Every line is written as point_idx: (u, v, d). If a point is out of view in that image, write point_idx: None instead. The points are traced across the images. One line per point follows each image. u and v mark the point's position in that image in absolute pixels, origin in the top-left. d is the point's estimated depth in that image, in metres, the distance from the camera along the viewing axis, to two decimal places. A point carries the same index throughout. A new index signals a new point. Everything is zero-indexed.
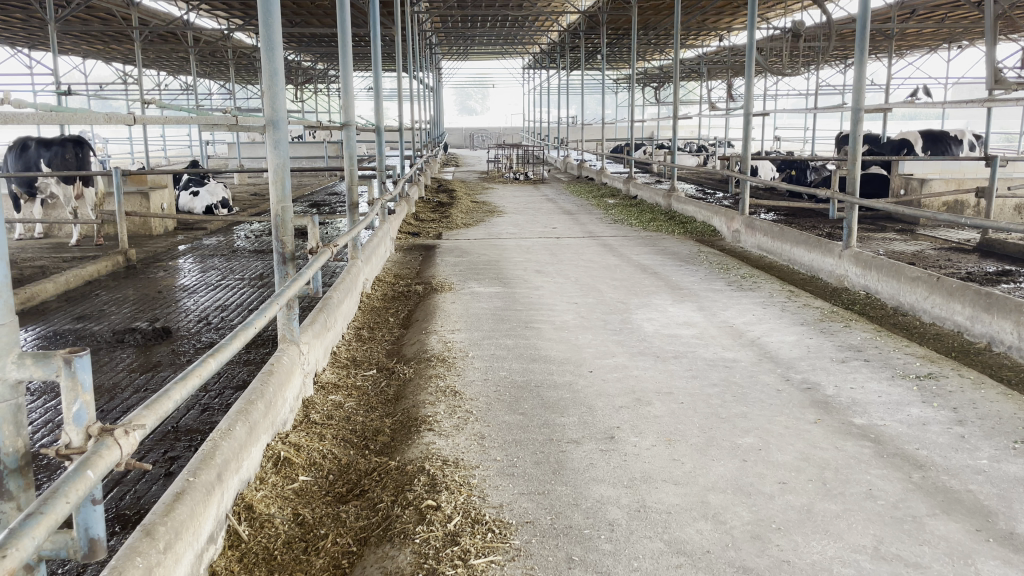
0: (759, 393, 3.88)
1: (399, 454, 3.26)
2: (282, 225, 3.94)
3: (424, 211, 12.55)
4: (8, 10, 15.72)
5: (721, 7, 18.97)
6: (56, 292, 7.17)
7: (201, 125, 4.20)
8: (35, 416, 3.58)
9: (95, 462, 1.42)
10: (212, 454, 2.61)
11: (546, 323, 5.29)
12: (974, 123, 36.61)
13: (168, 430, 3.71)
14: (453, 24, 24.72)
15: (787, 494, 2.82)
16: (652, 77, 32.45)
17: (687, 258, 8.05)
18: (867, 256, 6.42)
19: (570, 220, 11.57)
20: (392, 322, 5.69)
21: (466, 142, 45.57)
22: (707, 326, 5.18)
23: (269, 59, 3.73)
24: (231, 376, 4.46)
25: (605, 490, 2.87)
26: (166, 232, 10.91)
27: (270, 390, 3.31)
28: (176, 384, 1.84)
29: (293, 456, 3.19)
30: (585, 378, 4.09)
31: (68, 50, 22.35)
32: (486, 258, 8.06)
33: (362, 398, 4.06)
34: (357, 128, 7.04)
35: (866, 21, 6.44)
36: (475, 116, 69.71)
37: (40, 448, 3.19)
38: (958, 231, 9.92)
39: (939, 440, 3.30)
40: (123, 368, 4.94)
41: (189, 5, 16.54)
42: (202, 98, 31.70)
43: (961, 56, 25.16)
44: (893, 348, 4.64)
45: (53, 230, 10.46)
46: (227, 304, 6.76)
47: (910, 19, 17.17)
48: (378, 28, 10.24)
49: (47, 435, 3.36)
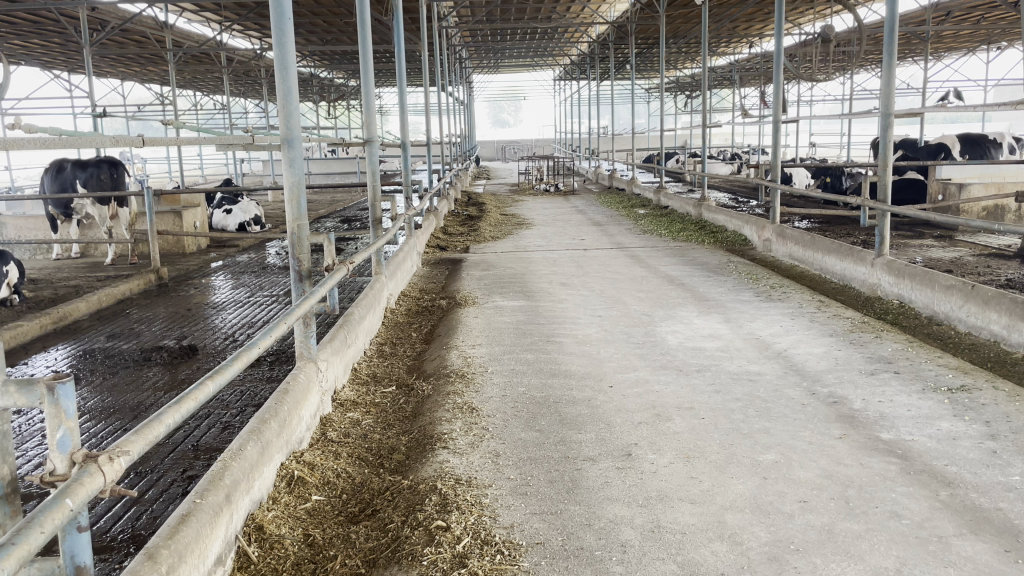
0: (783, 407, 3.78)
1: (412, 473, 3.23)
2: (298, 242, 3.94)
3: (453, 224, 12.57)
4: (46, 35, 16.13)
5: (751, 14, 18.82)
6: (89, 311, 7.29)
7: (220, 145, 4.24)
8: (36, 444, 3.60)
9: (75, 490, 1.43)
10: (220, 475, 2.60)
11: (568, 337, 5.23)
12: (1016, 127, 35.93)
13: (187, 449, 3.72)
14: (483, 38, 24.88)
15: (807, 513, 2.73)
16: (683, 86, 32.28)
17: (716, 268, 7.94)
18: (900, 264, 6.28)
19: (598, 232, 11.52)
20: (415, 337, 5.67)
21: (498, 154, 45.71)
22: (732, 338, 5.09)
23: (282, 77, 3.73)
24: (254, 393, 4.47)
25: (620, 510, 2.80)
26: (200, 250, 11.05)
27: (284, 408, 3.30)
28: (169, 408, 1.86)
29: (306, 475, 3.18)
30: (604, 394, 4.02)
31: (106, 73, 22.86)
32: (512, 272, 8.03)
33: (380, 416, 4.04)
34: (380, 144, 7.06)
35: (895, 26, 6.30)
36: (508, 129, 69.98)
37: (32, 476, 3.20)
38: (998, 237, 9.67)
39: (970, 456, 3.18)
40: (149, 387, 4.99)
41: (221, 27, 16.82)
42: (237, 117, 32.22)
43: (1002, 58, 24.57)
44: (925, 359, 4.50)
45: (89, 250, 10.66)
46: (254, 321, 6.80)
47: (946, 21, 16.84)
48: (404, 43, 10.28)
49: (37, 464, 3.36)
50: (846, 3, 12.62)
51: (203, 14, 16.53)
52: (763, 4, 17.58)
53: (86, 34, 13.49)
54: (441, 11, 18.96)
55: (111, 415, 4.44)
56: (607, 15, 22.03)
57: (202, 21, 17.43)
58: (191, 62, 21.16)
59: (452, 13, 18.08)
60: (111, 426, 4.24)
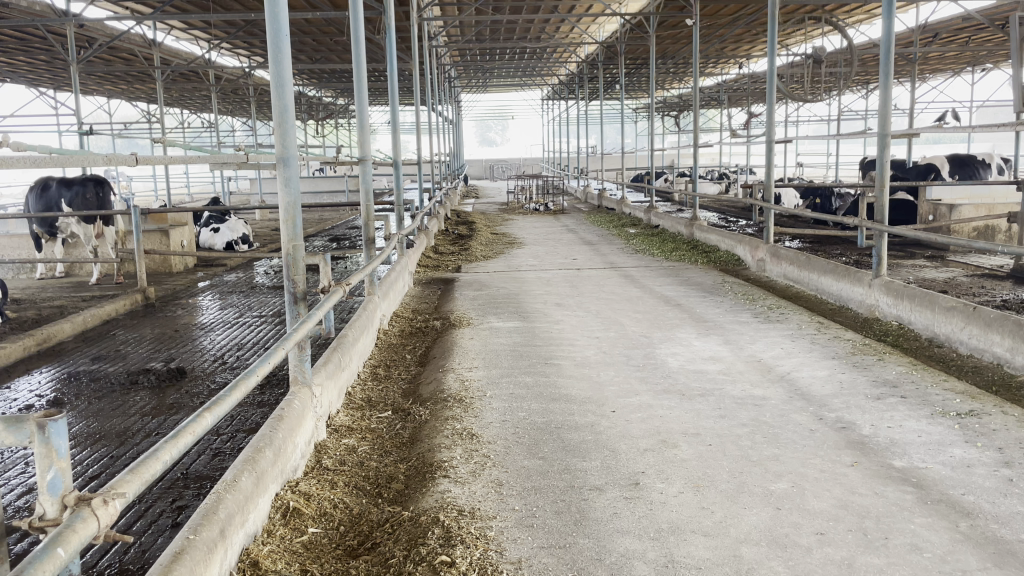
0: (791, 433, 3.69)
1: (412, 504, 3.11)
2: (293, 263, 3.83)
3: (444, 243, 12.48)
4: (32, 52, 15.99)
5: (740, 34, 18.89)
6: (74, 332, 7.13)
7: (213, 163, 4.14)
8: (14, 475, 3.45)
9: (68, 538, 1.32)
10: (214, 508, 2.48)
11: (567, 359, 5.14)
12: (1000, 148, 36.30)
13: (177, 477, 3.60)
14: (472, 57, 24.91)
15: (825, 547, 2.64)
16: (672, 106, 32.41)
17: (711, 288, 7.87)
18: (898, 285, 6.23)
19: (590, 251, 11.44)
20: (409, 360, 5.56)
21: (486, 173, 45.73)
22: (734, 360, 5.00)
23: (279, 96, 3.63)
24: (245, 419, 4.33)
25: (631, 543, 2.70)
26: (187, 270, 10.90)
27: (279, 435, 3.18)
28: (166, 443, 1.75)
29: (303, 506, 3.05)
30: (607, 420, 3.92)
31: (92, 90, 22.73)
32: (505, 292, 7.93)
33: (376, 442, 3.92)
34: (374, 163, 6.95)
35: (891, 44, 6.29)
36: (495, 148, 70.19)
37: (13, 511, 3.06)
38: (990, 258, 9.70)
39: (986, 484, 3.09)
40: (136, 411, 4.85)
41: (210, 44, 16.73)
42: (224, 135, 32.07)
43: (986, 79, 24.88)
44: (931, 383, 4.43)
45: (74, 269, 10.49)
46: (245, 342, 6.67)
47: (933, 43, 17.00)
48: (396, 61, 10.18)
49: (19, 496, 3.22)
50: (836, 24, 12.68)
51: (192, 31, 16.42)
52: (752, 25, 17.66)
53: (72, 50, 13.33)
54: (431, 30, 18.95)
55: (98, 441, 4.29)
56: (596, 35, 22.12)
57: (190, 38, 17.35)
58: (179, 80, 21.08)
59: (442, 32, 18.06)
60: (97, 453, 4.09)
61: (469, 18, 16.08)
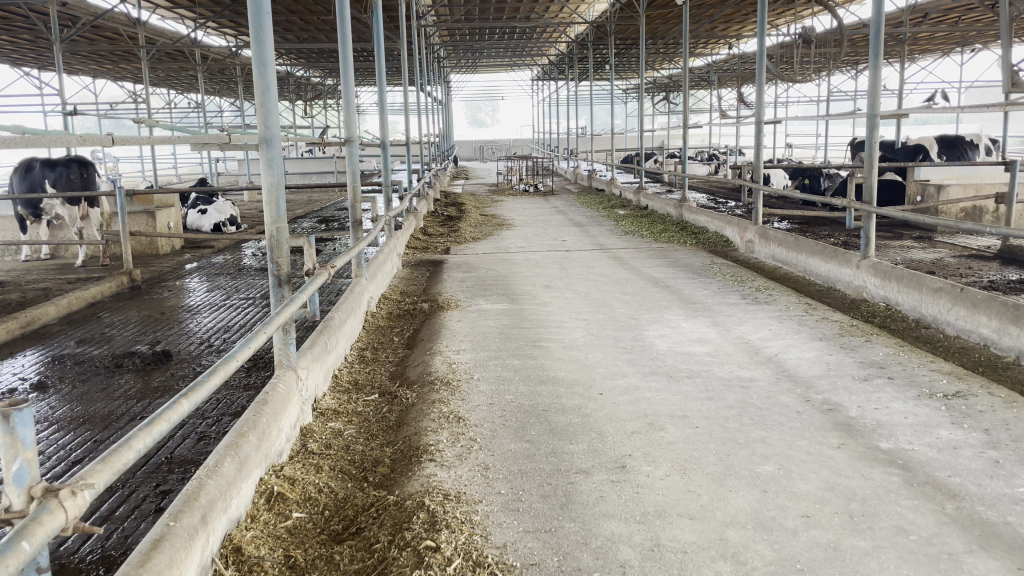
0: (778, 416, 3.68)
1: (398, 488, 3.09)
2: (276, 245, 3.78)
3: (433, 225, 12.42)
4: (15, 31, 15.75)
5: (730, 14, 18.76)
6: (59, 314, 7.05)
7: (194, 144, 4.07)
8: None
9: (33, 531, 1.29)
10: (195, 494, 2.45)
11: (555, 341, 5.12)
12: (988, 129, 36.39)
13: (161, 461, 3.57)
14: (461, 37, 24.69)
15: (812, 530, 2.63)
16: (662, 86, 32.28)
17: (700, 270, 7.86)
18: (886, 266, 6.24)
19: (580, 232, 11.40)
20: (395, 342, 5.53)
21: (476, 154, 45.49)
22: (721, 342, 5.00)
23: (260, 74, 3.55)
24: (231, 402, 4.30)
25: (617, 527, 2.69)
26: (173, 252, 10.81)
27: (263, 420, 3.15)
28: (139, 432, 1.72)
29: (287, 491, 3.02)
30: (594, 402, 3.91)
31: (77, 70, 22.47)
32: (494, 273, 7.90)
33: (363, 426, 3.89)
34: (360, 143, 6.87)
35: (881, 24, 6.24)
36: (484, 130, 69.89)
37: None
38: (977, 238, 9.74)
39: (972, 466, 3.09)
40: (121, 395, 4.80)
41: (195, 23, 16.51)
42: (211, 115, 31.78)
43: (976, 60, 24.83)
44: (918, 364, 4.44)
45: (59, 251, 10.37)
46: (231, 325, 6.61)
47: (923, 23, 16.94)
48: (383, 41, 10.04)
49: None
50: (825, 4, 12.60)
51: (177, 10, 16.21)
52: (742, 5, 17.56)
53: (55, 29, 13.11)
54: (419, 10, 18.77)
55: (81, 425, 4.26)
56: (586, 15, 21.95)
57: (175, 17, 17.15)
58: (165, 60, 20.83)
59: (430, 12, 17.87)
60: (82, 437, 4.05)
61: None
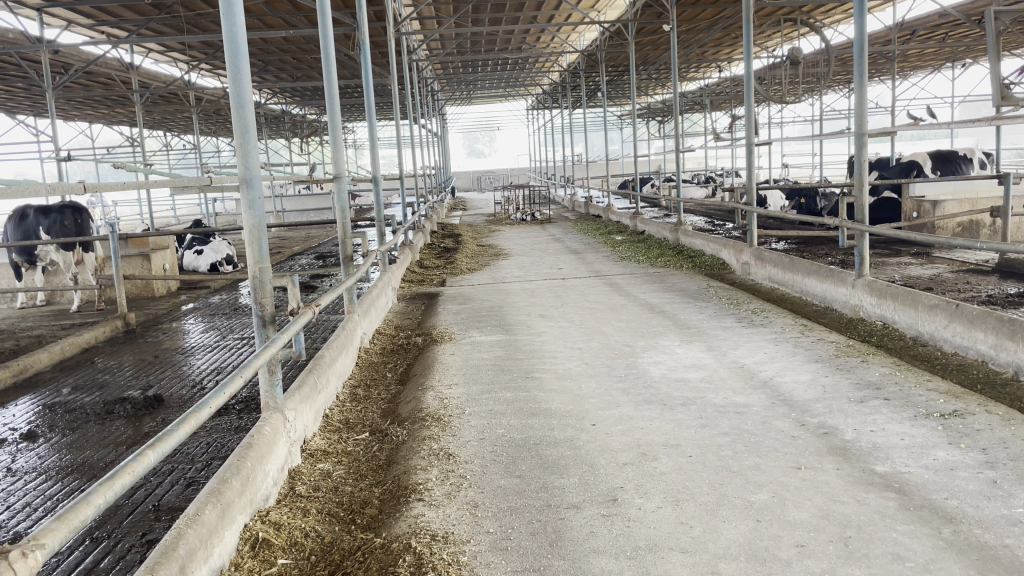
0: (772, 441, 3.62)
1: (385, 530, 3.03)
2: (261, 285, 3.76)
3: (430, 257, 12.42)
4: (10, 80, 15.89)
5: (719, 38, 18.91)
6: (52, 361, 7.02)
7: (175, 188, 4.06)
8: None
9: None
10: (174, 545, 2.40)
11: (548, 371, 5.07)
12: (983, 142, 36.39)
13: (148, 509, 3.51)
14: (454, 70, 24.91)
15: (806, 559, 2.57)
16: (655, 111, 32.44)
17: (696, 294, 7.84)
18: (881, 284, 6.19)
19: (576, 260, 11.37)
20: (389, 378, 5.49)
21: (474, 185, 45.65)
22: (716, 367, 4.95)
23: (238, 115, 3.55)
24: (221, 445, 4.26)
25: (607, 563, 2.63)
26: (170, 293, 10.82)
27: (248, 464, 3.10)
28: (98, 487, 1.72)
29: (272, 536, 2.97)
30: (587, 434, 3.85)
31: (73, 117, 22.64)
32: (489, 305, 7.87)
33: (353, 466, 3.83)
34: (350, 179, 6.87)
35: (864, 44, 6.26)
36: (482, 160, 70.29)
37: None
38: (975, 253, 9.70)
39: (970, 487, 3.03)
40: (111, 442, 4.76)
41: (189, 66, 16.66)
42: (208, 156, 31.95)
43: (965, 74, 24.98)
44: (914, 384, 4.37)
45: (55, 297, 10.38)
46: (224, 366, 6.57)
47: (910, 40, 17.04)
48: (372, 76, 10.05)
49: None
50: (812, 24, 12.69)
51: (171, 54, 16.39)
52: (730, 28, 17.69)
53: (48, 77, 13.18)
54: (410, 45, 18.96)
55: (69, 474, 4.20)
56: (577, 44, 22.13)
57: (169, 61, 17.32)
58: (160, 103, 20.99)
59: (422, 46, 18.02)
60: (68, 487, 3.99)
61: (448, 30, 16.05)
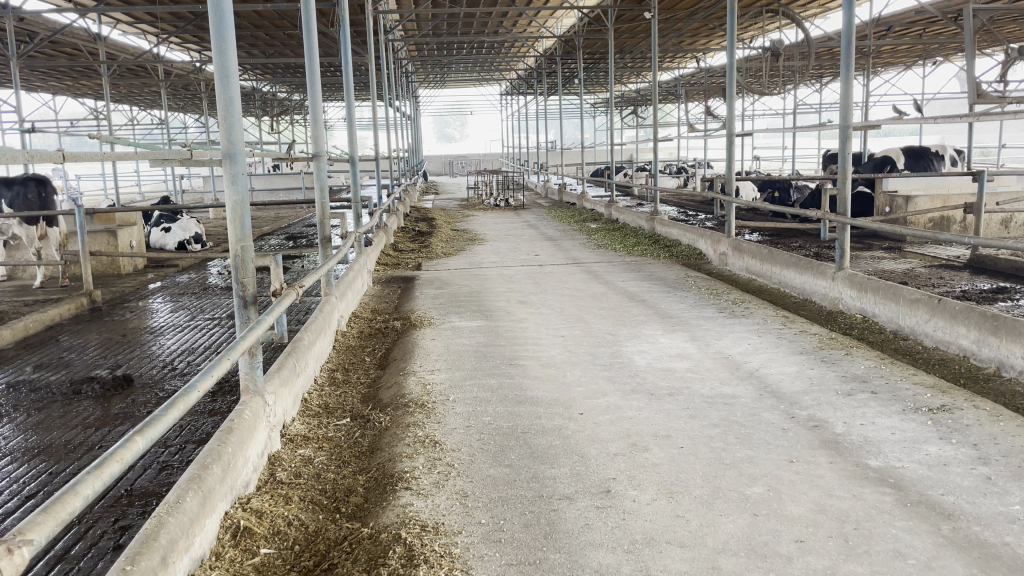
0: (764, 434, 3.59)
1: (372, 520, 2.94)
2: (242, 265, 3.62)
3: (403, 240, 12.27)
4: None
5: (698, 28, 18.90)
6: (14, 339, 6.79)
7: (152, 161, 3.89)
8: None
9: None
10: (154, 534, 2.27)
11: (532, 359, 5.00)
12: (952, 139, 36.89)
13: (120, 494, 3.38)
14: (430, 52, 24.64)
15: (807, 555, 2.53)
16: (630, 100, 32.44)
17: (674, 283, 7.80)
18: (861, 278, 6.20)
19: (552, 246, 11.29)
20: (368, 362, 5.37)
21: (445, 169, 45.39)
22: (701, 357, 4.91)
23: (223, 86, 3.40)
24: (196, 429, 4.12)
25: (604, 557, 2.57)
26: (136, 271, 10.55)
27: (229, 449, 2.98)
28: (87, 476, 1.61)
29: (254, 525, 2.85)
30: (575, 423, 3.78)
31: (36, 87, 22.04)
32: (467, 289, 7.77)
33: (334, 452, 3.72)
34: (328, 158, 6.70)
35: (851, 36, 6.21)
36: (454, 144, 69.92)
37: None
38: (947, 248, 9.80)
39: (965, 483, 3.02)
40: (79, 423, 4.58)
41: (158, 38, 16.24)
42: (175, 132, 31.35)
43: (937, 71, 25.28)
44: (900, 378, 4.37)
45: (17, 272, 10.06)
46: (196, 346, 6.40)
47: (887, 36, 17.18)
48: (350, 54, 9.82)
49: None
50: (792, 16, 12.71)
51: (139, 25, 15.96)
52: (709, 18, 17.69)
53: (11, 45, 12.75)
54: (387, 25, 18.72)
55: (36, 456, 4.04)
56: (554, 29, 22.02)
57: (137, 33, 16.88)
58: (127, 75, 20.50)
59: (398, 26, 17.79)
60: (36, 469, 3.83)
61: (426, 10, 15.84)
